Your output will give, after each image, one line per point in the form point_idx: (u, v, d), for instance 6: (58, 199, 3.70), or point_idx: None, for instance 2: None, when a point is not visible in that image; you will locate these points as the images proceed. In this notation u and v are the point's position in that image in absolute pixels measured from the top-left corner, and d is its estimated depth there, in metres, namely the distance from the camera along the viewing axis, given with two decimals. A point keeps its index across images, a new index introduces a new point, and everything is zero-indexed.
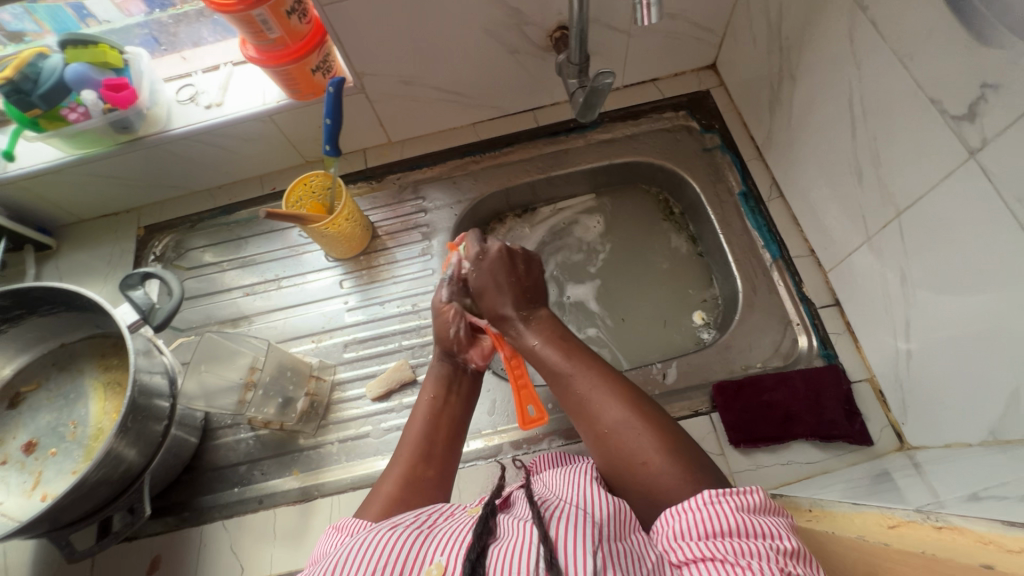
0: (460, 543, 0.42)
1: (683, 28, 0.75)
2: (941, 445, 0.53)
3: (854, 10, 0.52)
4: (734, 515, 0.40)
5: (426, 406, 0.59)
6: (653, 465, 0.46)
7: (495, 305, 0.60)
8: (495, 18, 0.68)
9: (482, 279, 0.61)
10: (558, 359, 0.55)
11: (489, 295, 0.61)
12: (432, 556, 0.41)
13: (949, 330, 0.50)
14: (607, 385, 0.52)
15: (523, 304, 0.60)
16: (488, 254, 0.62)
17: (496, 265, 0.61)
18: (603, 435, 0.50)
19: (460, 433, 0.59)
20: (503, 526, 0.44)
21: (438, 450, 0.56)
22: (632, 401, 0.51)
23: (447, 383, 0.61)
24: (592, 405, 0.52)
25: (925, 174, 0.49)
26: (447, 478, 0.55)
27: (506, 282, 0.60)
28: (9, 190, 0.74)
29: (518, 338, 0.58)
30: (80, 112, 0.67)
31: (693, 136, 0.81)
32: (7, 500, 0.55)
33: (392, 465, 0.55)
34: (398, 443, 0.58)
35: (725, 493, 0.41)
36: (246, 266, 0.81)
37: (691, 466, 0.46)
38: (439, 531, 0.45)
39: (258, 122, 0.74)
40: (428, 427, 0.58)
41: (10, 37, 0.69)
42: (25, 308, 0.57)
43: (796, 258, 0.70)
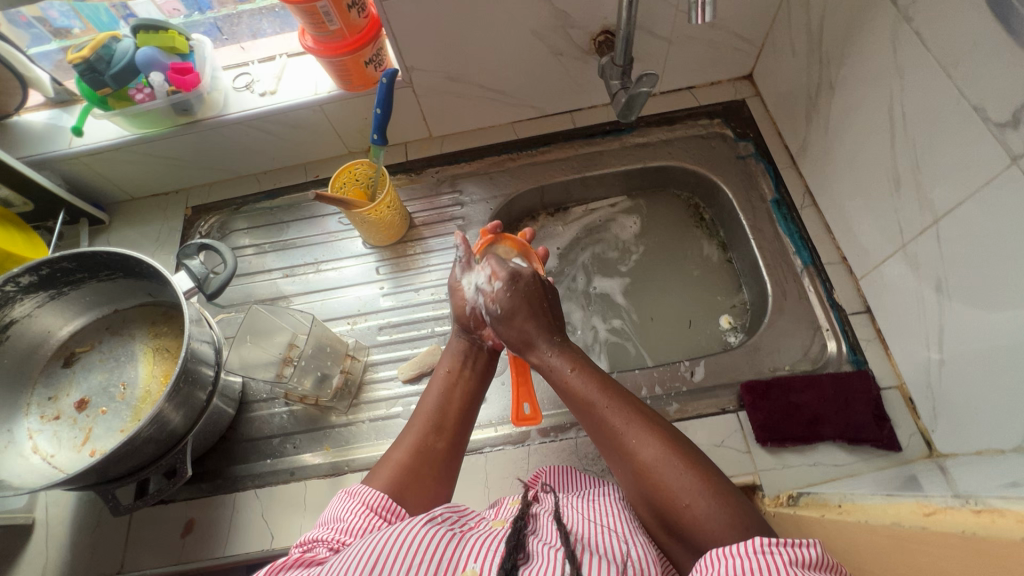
0: (493, 554, 0.43)
1: (722, 38, 0.78)
2: (971, 452, 0.53)
3: (897, 21, 0.54)
4: (786, 569, 0.36)
5: (441, 380, 0.61)
6: (698, 508, 0.44)
7: (522, 328, 0.58)
8: (542, 20, 0.70)
9: (508, 304, 0.59)
10: (591, 388, 0.53)
11: (520, 319, 0.59)
12: (465, 563, 0.42)
13: (985, 336, 0.50)
14: (645, 421, 0.50)
15: (548, 328, 0.58)
16: (522, 278, 0.61)
17: (519, 294, 0.60)
18: (641, 472, 0.48)
19: (473, 407, 0.60)
20: (532, 544, 0.44)
21: (450, 422, 0.57)
22: (664, 435, 0.49)
23: (462, 359, 0.63)
24: (625, 438, 0.49)
25: (966, 181, 0.49)
26: (457, 451, 0.56)
27: (537, 306, 0.60)
28: (72, 164, 0.78)
29: (544, 359, 0.57)
30: (145, 93, 0.71)
31: (727, 143, 0.83)
32: (57, 454, 0.58)
33: (404, 433, 0.56)
34: (413, 411, 0.59)
35: (780, 543, 0.37)
36: (287, 249, 0.84)
37: (739, 511, 0.43)
38: (471, 537, 0.45)
39: (308, 111, 0.77)
40: (442, 399, 0.59)
41: (55, 34, 0.75)
42: (88, 272, 0.60)
43: (828, 265, 0.71)
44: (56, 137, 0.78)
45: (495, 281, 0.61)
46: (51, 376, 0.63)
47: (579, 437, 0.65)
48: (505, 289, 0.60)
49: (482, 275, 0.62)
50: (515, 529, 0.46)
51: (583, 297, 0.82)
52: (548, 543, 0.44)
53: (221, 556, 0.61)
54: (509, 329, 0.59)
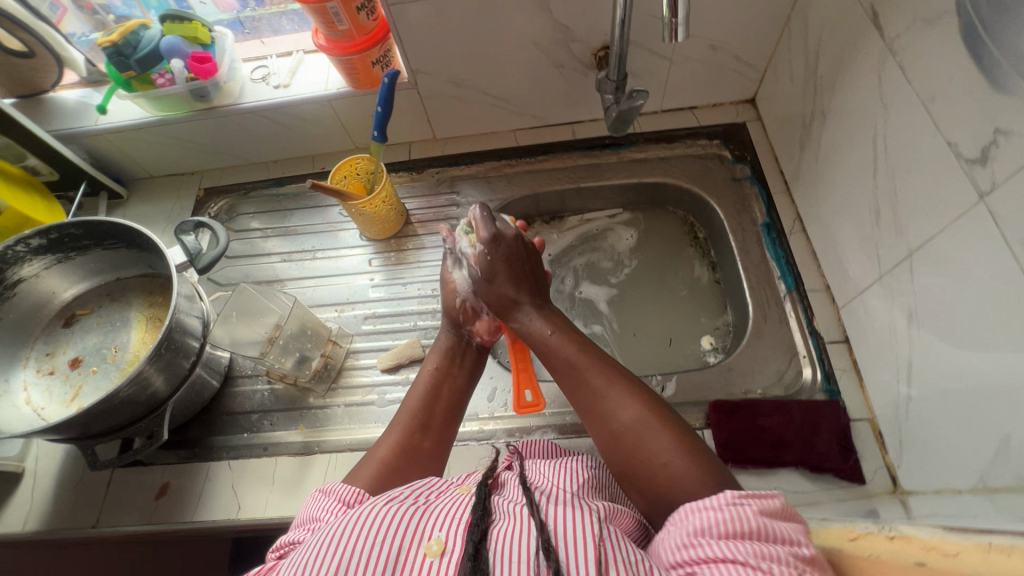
0: (458, 522, 0.42)
1: (724, 60, 0.79)
2: (931, 490, 0.52)
3: (884, 53, 0.54)
4: (756, 518, 0.37)
5: (428, 375, 0.62)
6: (672, 466, 0.44)
7: (503, 291, 0.61)
8: (544, 33, 0.73)
9: (491, 268, 0.61)
10: (574, 355, 0.54)
11: (500, 282, 0.61)
12: (431, 533, 0.41)
13: (950, 374, 0.50)
14: (623, 383, 0.51)
15: (527, 292, 0.61)
16: (502, 240, 0.62)
17: (504, 259, 0.61)
18: (619, 435, 0.48)
19: (458, 406, 0.61)
20: (499, 509, 0.44)
21: (436, 422, 0.58)
22: (643, 400, 0.49)
23: (450, 356, 0.64)
24: (605, 403, 0.50)
25: (938, 215, 0.49)
26: (442, 452, 0.57)
27: (519, 271, 0.62)
28: (97, 140, 0.84)
29: (525, 324, 0.59)
30: (167, 78, 0.76)
31: (724, 165, 0.83)
32: (48, 406, 0.62)
33: (389, 430, 0.57)
34: (399, 406, 0.60)
35: (747, 494, 0.39)
36: (288, 235, 0.87)
37: (709, 466, 0.44)
38: (437, 507, 0.45)
39: (318, 105, 0.81)
40: (428, 396, 0.60)
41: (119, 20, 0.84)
42: (94, 239, 0.64)
43: (811, 292, 0.71)
44: (83, 114, 0.83)
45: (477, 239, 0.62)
46: (52, 334, 0.67)
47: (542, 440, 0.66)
48: (487, 252, 0.61)
49: (465, 242, 0.64)
50: (479, 498, 0.46)
51: (568, 300, 0.84)
52: (513, 505, 0.44)
53: (189, 521, 0.64)
54: (491, 293, 0.62)
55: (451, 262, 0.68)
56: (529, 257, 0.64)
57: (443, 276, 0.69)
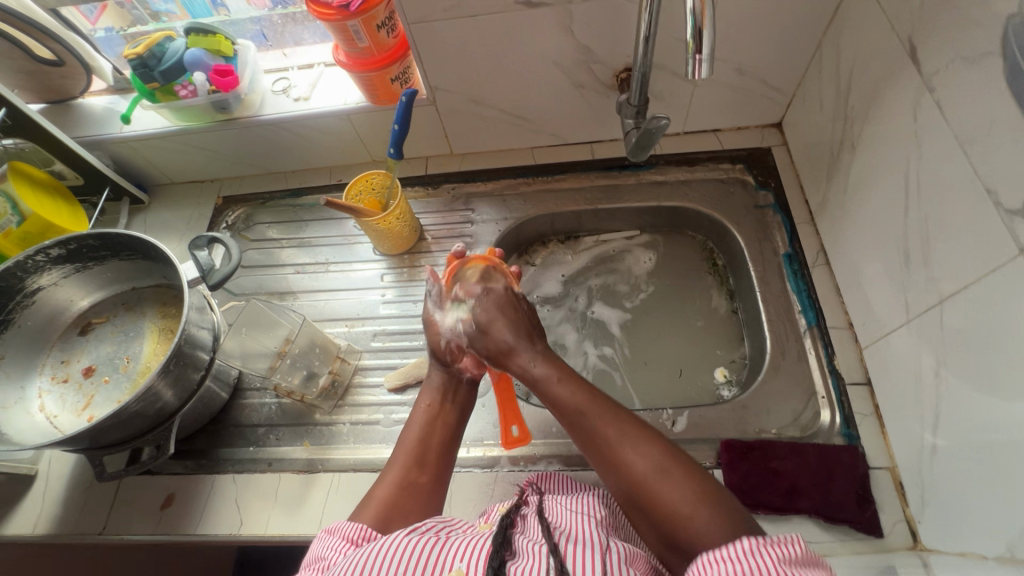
0: (479, 553, 0.41)
1: (751, 84, 0.76)
2: (955, 552, 0.50)
3: (920, 90, 0.52)
4: (774, 569, 0.36)
5: (421, 414, 0.61)
6: (695, 520, 0.42)
7: (499, 337, 0.60)
8: (566, 54, 0.72)
9: (486, 313, 0.62)
10: (579, 402, 0.52)
11: (496, 329, 0.60)
12: (450, 563, 0.40)
13: (980, 432, 0.47)
14: (638, 431, 0.49)
15: (527, 339, 0.60)
16: (493, 293, 0.63)
17: (496, 306, 0.62)
18: (636, 487, 0.46)
19: (455, 439, 0.61)
20: (519, 541, 0.43)
21: (432, 455, 0.57)
22: (663, 447, 0.47)
23: (443, 392, 0.63)
24: (618, 452, 0.48)
25: (973, 264, 0.47)
26: (440, 485, 0.56)
27: (512, 314, 0.62)
28: (121, 147, 0.85)
29: (526, 369, 0.57)
30: (190, 90, 0.77)
31: (747, 191, 0.81)
32: (60, 414, 0.63)
33: (387, 467, 0.56)
34: (396, 444, 0.59)
35: (765, 543, 0.37)
36: (303, 247, 0.87)
37: (734, 516, 0.42)
38: (456, 539, 0.44)
39: (337, 119, 0.81)
40: (423, 433, 0.59)
41: (152, 17, 0.83)
42: (111, 250, 0.66)
43: (832, 329, 0.68)
44: (108, 121, 0.85)
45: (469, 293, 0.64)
46: (67, 342, 0.69)
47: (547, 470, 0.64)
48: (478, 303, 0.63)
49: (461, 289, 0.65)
50: (501, 529, 0.45)
51: (579, 319, 0.83)
52: (533, 539, 0.43)
53: (192, 534, 0.64)
54: (488, 343, 0.61)
55: (434, 304, 0.67)
56: (521, 306, 0.64)
57: (425, 318, 0.67)
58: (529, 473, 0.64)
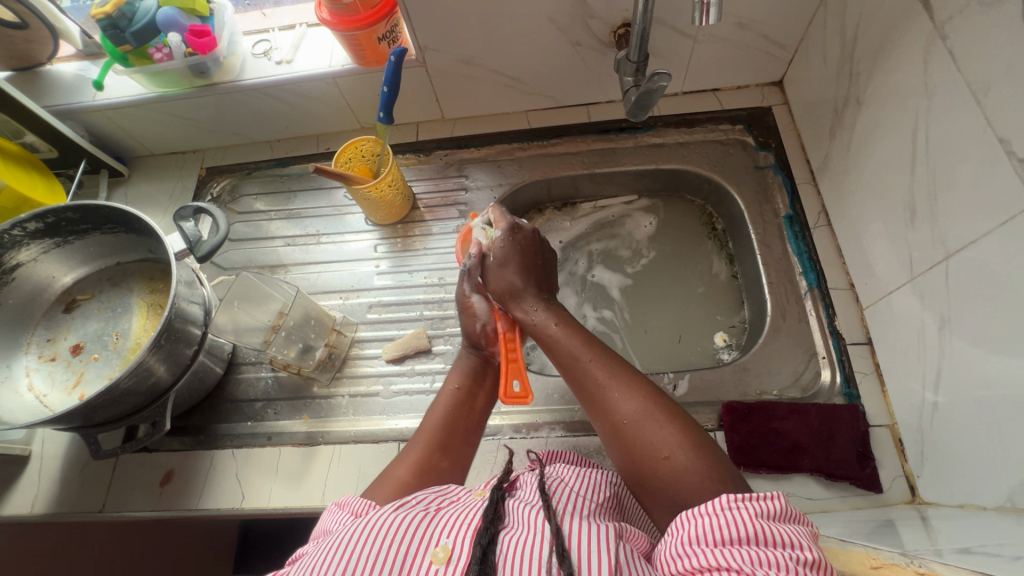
0: (467, 528, 0.40)
1: (752, 40, 0.74)
2: (954, 504, 0.50)
3: (931, 39, 0.50)
4: (751, 523, 0.34)
5: (450, 396, 0.60)
6: (674, 459, 0.42)
7: (510, 282, 0.59)
8: (562, 8, 0.68)
9: (501, 257, 0.60)
10: (573, 348, 0.52)
11: (509, 270, 0.59)
12: (437, 539, 0.39)
13: (981, 386, 0.47)
14: (628, 375, 0.49)
15: (538, 287, 0.59)
16: (519, 230, 0.62)
17: (514, 249, 0.60)
18: (620, 427, 0.46)
19: (478, 426, 0.59)
20: (512, 514, 0.42)
21: (456, 442, 0.56)
22: (649, 393, 0.47)
23: (472, 376, 0.62)
24: (606, 395, 0.48)
25: (983, 219, 0.46)
26: (458, 473, 0.55)
27: (532, 264, 0.60)
28: (95, 117, 0.81)
29: (529, 313, 0.57)
30: (164, 52, 0.72)
31: (747, 152, 0.79)
32: (50, 393, 0.62)
33: (408, 450, 0.55)
34: (418, 427, 0.58)
35: (745, 497, 0.36)
36: (292, 219, 0.85)
37: (712, 455, 0.42)
38: (446, 513, 0.43)
39: (322, 83, 0.77)
40: (448, 417, 0.58)
41: None
42: (91, 224, 0.64)
43: (833, 290, 0.68)
44: (80, 88, 0.80)
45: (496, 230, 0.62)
46: (52, 320, 0.67)
47: (550, 437, 0.64)
48: (502, 239, 0.61)
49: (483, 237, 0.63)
50: (492, 503, 0.43)
51: (579, 283, 0.82)
52: (529, 511, 0.42)
53: (194, 508, 0.63)
54: (499, 281, 0.60)
55: (469, 282, 0.64)
56: (539, 254, 0.62)
57: (460, 299, 0.65)
58: (531, 440, 0.64)
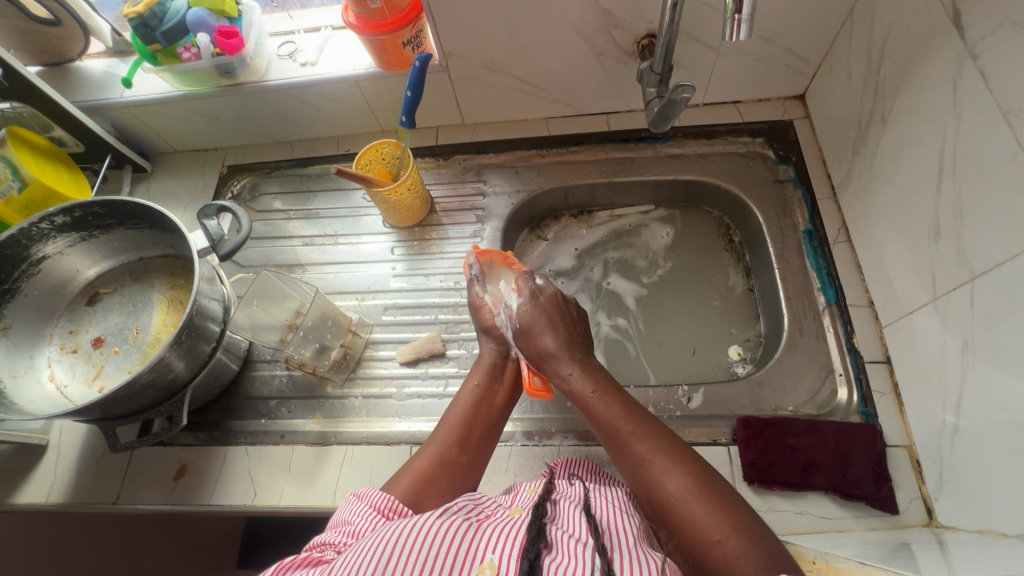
0: (512, 543, 0.40)
1: (776, 53, 0.74)
2: (973, 530, 0.50)
3: (962, 59, 0.50)
4: None
5: (470, 393, 0.60)
6: (726, 544, 0.41)
7: (542, 342, 0.60)
8: (586, 18, 0.69)
9: (533, 320, 0.61)
10: (616, 415, 0.52)
11: (539, 330, 0.60)
12: (483, 554, 0.39)
13: (1005, 410, 0.47)
14: (672, 449, 0.48)
15: (573, 347, 0.59)
16: (544, 294, 0.63)
17: (542, 312, 0.61)
18: (667, 505, 0.45)
19: (497, 424, 0.60)
20: (552, 533, 0.42)
21: (474, 438, 0.57)
22: (695, 469, 0.46)
23: (492, 372, 0.63)
24: (652, 470, 0.47)
25: (1011, 241, 0.45)
26: (475, 472, 0.56)
27: (560, 323, 0.61)
28: (122, 113, 0.82)
29: (564, 377, 0.57)
30: (192, 52, 0.74)
31: (767, 165, 0.79)
32: (70, 385, 0.63)
33: (429, 443, 0.56)
34: (440, 421, 0.59)
35: None
36: (310, 219, 0.85)
37: (767, 546, 0.40)
38: (489, 525, 0.42)
39: (346, 86, 0.78)
40: (467, 413, 0.59)
41: None
42: (117, 219, 0.65)
43: (852, 307, 0.67)
44: (108, 84, 0.82)
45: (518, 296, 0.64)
46: (74, 312, 0.68)
47: (562, 445, 0.64)
48: (527, 304, 0.62)
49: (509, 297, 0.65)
50: (534, 520, 0.43)
51: (594, 290, 0.82)
52: (571, 537, 0.41)
53: (206, 503, 0.64)
54: (531, 346, 0.60)
55: (479, 287, 0.68)
56: (573, 309, 0.63)
57: (472, 301, 0.68)
58: (544, 448, 0.64)
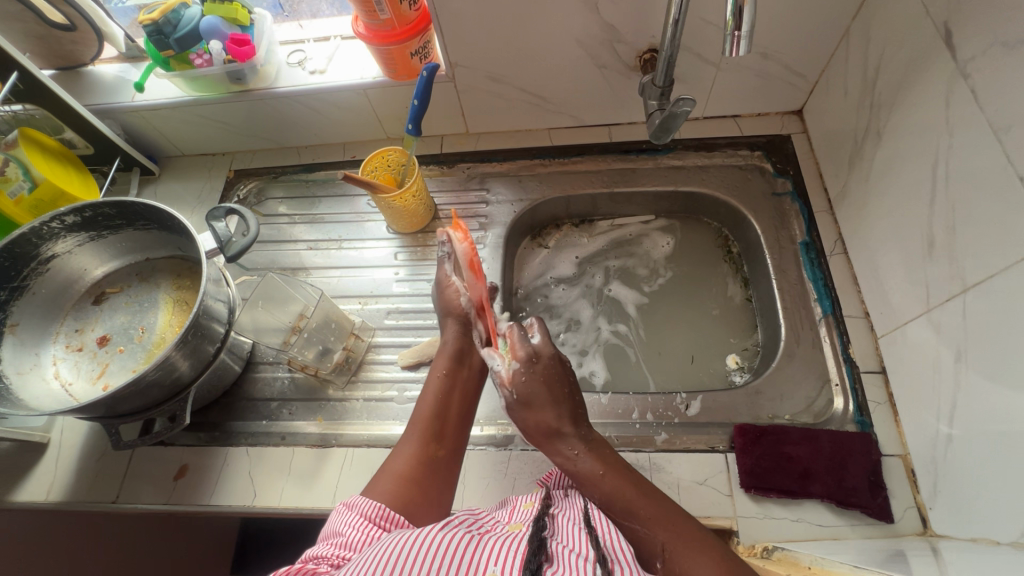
0: (514, 555, 0.39)
1: (774, 69, 0.76)
2: (966, 538, 0.50)
3: (954, 77, 0.52)
4: None
5: (438, 382, 0.61)
6: None
7: (545, 415, 0.55)
8: (591, 33, 0.70)
9: (530, 387, 0.56)
10: (632, 495, 0.48)
11: (540, 404, 0.55)
12: (484, 566, 0.37)
13: (997, 420, 0.47)
14: (693, 533, 0.44)
15: (576, 423, 0.55)
16: (541, 358, 0.58)
17: (543, 379, 0.57)
18: None
19: (468, 409, 0.61)
20: (553, 547, 0.40)
21: (449, 429, 0.58)
22: (718, 551, 0.42)
23: (459, 357, 0.64)
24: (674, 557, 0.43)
25: (1002, 254, 0.47)
26: (455, 461, 0.56)
27: (562, 396, 0.56)
28: (133, 117, 0.84)
29: (570, 457, 0.53)
30: (205, 59, 0.76)
31: (765, 178, 0.80)
32: (75, 382, 0.64)
33: (404, 441, 0.56)
34: (410, 417, 0.59)
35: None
36: (315, 223, 0.87)
37: None
38: (489, 539, 0.41)
39: (353, 94, 0.79)
40: (441, 403, 0.59)
41: None
42: (126, 219, 0.66)
43: (848, 318, 0.68)
44: (120, 89, 0.83)
45: (512, 360, 0.58)
46: (81, 311, 0.69)
47: None
48: (522, 372, 0.57)
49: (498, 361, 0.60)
50: (535, 534, 0.42)
51: (594, 297, 0.83)
52: (573, 548, 0.40)
53: (205, 503, 0.64)
54: (530, 418, 0.56)
55: (449, 266, 0.69)
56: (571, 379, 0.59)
57: (439, 280, 0.70)
58: (542, 453, 0.64)
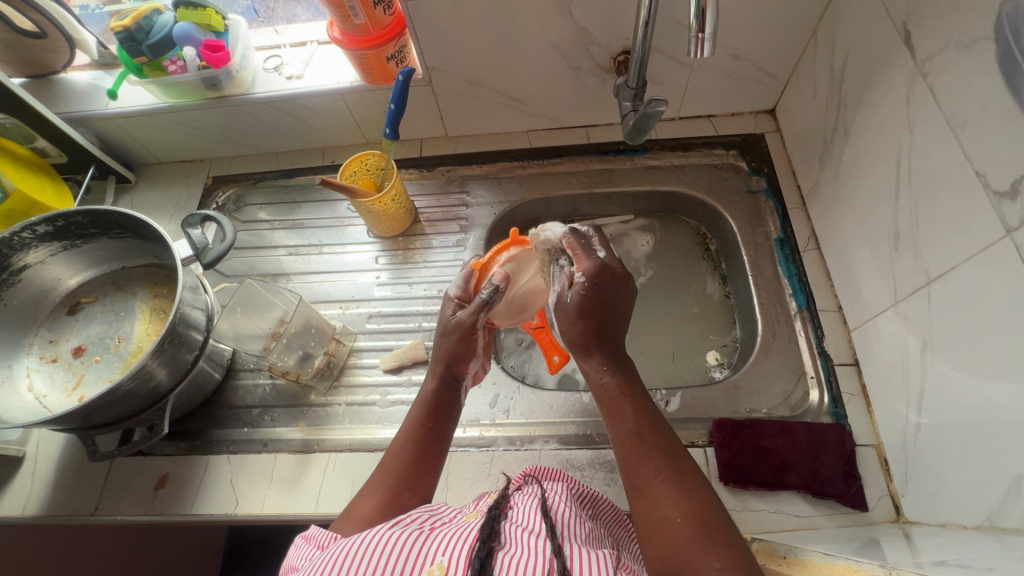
0: (462, 544, 0.39)
1: (747, 70, 0.77)
2: (936, 524, 0.52)
3: (914, 75, 0.53)
4: None
5: (413, 425, 0.57)
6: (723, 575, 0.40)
7: (591, 325, 0.55)
8: (565, 36, 0.71)
9: (592, 298, 0.55)
10: (636, 425, 0.51)
11: (593, 316, 0.55)
12: (432, 557, 0.38)
13: (961, 408, 0.49)
14: (673, 468, 0.48)
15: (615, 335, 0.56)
16: (608, 269, 0.56)
17: (601, 291, 0.55)
18: (663, 526, 0.45)
19: (443, 445, 0.57)
20: (507, 530, 0.41)
21: (421, 475, 0.54)
22: (690, 491, 0.46)
23: (438, 401, 0.58)
24: (653, 486, 0.47)
25: (962, 247, 0.48)
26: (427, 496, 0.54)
27: (611, 309, 0.56)
28: (106, 124, 0.83)
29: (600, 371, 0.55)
30: (179, 65, 0.75)
31: (740, 176, 0.82)
32: (49, 394, 0.63)
33: (375, 481, 0.54)
34: (382, 458, 0.56)
35: None
36: (295, 229, 0.86)
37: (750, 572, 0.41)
38: (440, 532, 0.42)
39: (330, 99, 0.79)
40: (415, 448, 0.56)
41: None
42: (100, 228, 0.65)
43: (822, 312, 0.70)
44: (93, 96, 0.82)
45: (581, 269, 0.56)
46: (55, 321, 0.68)
47: (543, 450, 0.65)
48: (587, 285, 0.55)
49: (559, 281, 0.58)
50: (488, 520, 0.42)
51: None
52: (526, 530, 0.40)
53: (186, 513, 0.64)
54: (574, 327, 0.56)
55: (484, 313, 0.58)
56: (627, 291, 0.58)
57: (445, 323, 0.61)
58: (525, 453, 0.65)
